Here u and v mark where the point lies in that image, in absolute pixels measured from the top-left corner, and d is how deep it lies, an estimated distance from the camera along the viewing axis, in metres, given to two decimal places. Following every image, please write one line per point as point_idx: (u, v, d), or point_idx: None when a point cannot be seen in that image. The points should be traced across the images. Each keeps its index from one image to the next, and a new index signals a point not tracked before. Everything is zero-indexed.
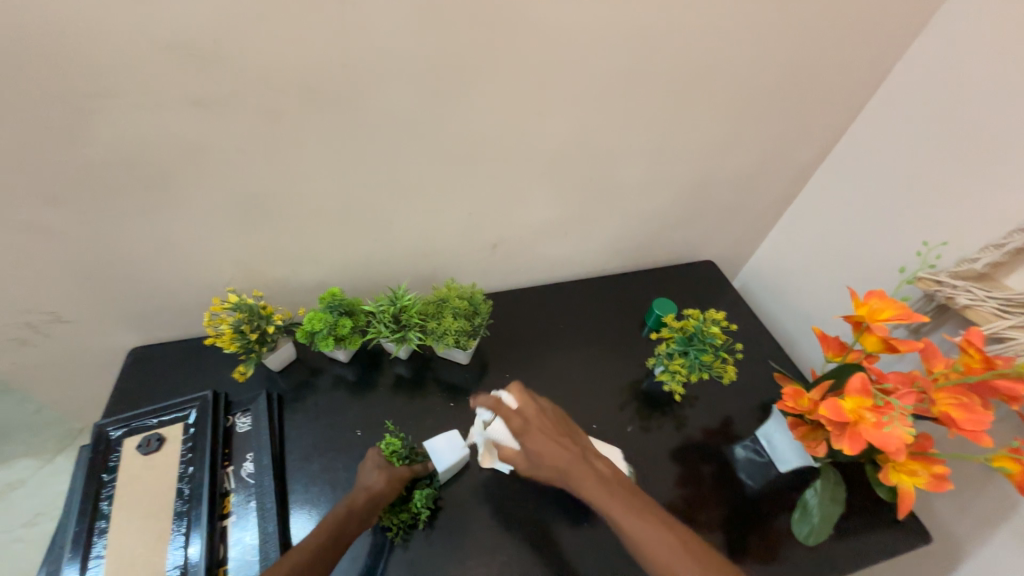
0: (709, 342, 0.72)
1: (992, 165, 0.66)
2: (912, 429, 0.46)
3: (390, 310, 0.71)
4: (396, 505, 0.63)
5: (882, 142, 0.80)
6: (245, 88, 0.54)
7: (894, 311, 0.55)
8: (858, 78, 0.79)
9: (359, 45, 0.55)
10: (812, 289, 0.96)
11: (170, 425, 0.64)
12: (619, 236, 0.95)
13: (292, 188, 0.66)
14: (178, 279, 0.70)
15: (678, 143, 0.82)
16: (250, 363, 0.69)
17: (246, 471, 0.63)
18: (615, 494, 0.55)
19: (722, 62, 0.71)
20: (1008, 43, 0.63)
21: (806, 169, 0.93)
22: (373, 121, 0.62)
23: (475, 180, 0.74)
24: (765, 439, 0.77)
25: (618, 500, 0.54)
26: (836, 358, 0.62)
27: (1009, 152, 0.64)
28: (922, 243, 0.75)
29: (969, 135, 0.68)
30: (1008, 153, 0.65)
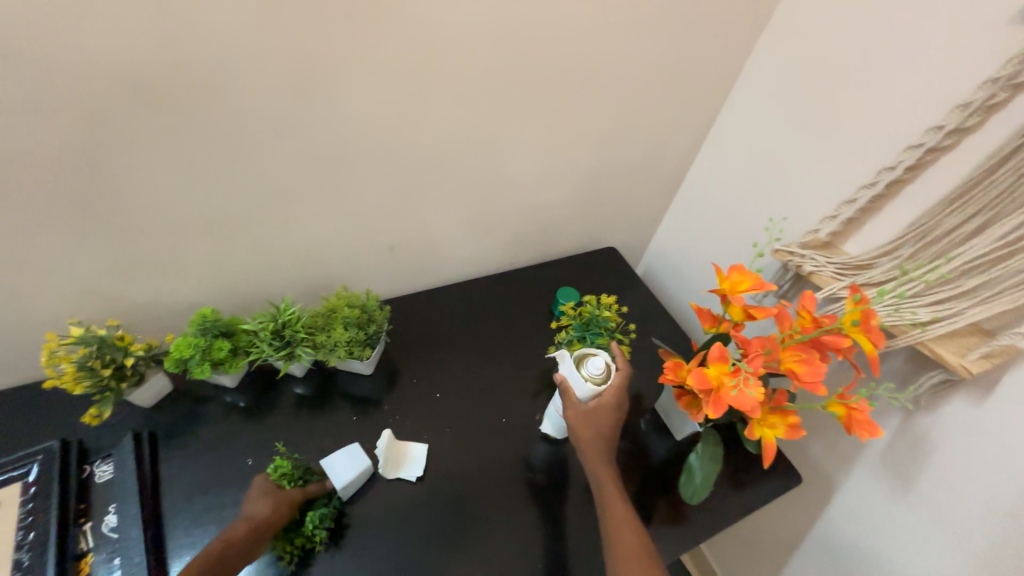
0: (603, 326, 0.74)
1: None
2: (761, 388, 0.52)
3: (275, 327, 0.66)
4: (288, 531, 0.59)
5: (742, 128, 0.89)
6: (54, 88, 0.47)
7: (750, 282, 0.61)
8: (717, 70, 0.86)
9: (195, 38, 0.50)
10: (701, 266, 1.04)
11: (3, 487, 0.54)
12: (521, 229, 0.96)
13: (138, 201, 0.58)
14: (3, 315, 0.60)
15: (564, 134, 0.84)
16: (105, 404, 0.60)
17: (108, 525, 0.55)
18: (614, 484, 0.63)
19: (593, 55, 0.75)
20: (823, 38, 0.72)
21: (687, 156, 1.01)
22: (227, 121, 0.57)
23: (359, 181, 0.71)
24: (662, 412, 0.82)
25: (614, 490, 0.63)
26: (710, 329, 0.67)
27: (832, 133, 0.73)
28: (768, 219, 0.86)
29: (802, 121, 0.77)
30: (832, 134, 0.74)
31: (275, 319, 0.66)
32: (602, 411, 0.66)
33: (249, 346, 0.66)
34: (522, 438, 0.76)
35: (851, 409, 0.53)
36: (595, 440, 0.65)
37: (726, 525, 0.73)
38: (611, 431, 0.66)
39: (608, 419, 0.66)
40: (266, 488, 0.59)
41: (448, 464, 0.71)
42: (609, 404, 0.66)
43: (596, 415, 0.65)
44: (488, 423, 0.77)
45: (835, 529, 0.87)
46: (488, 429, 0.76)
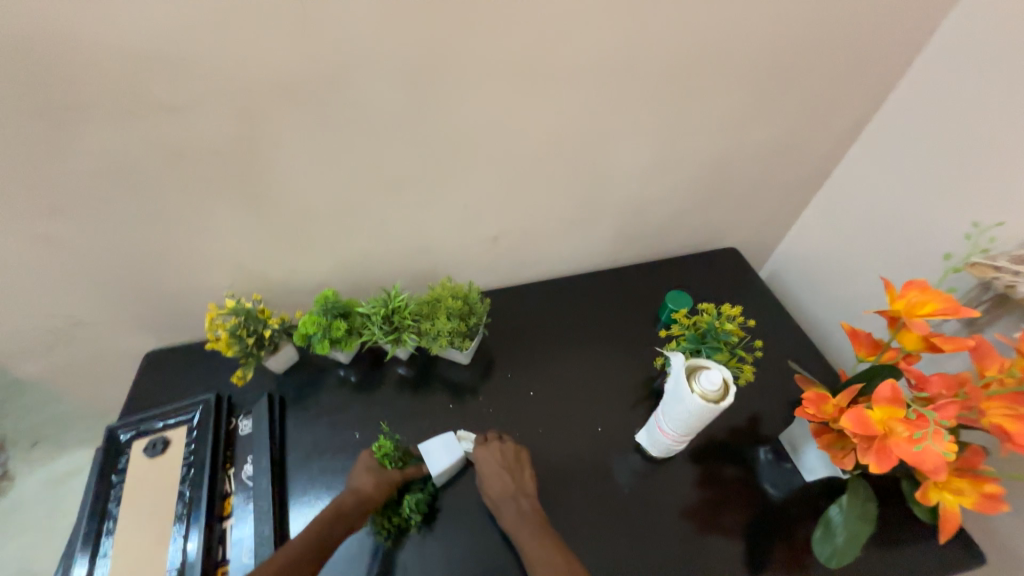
0: (724, 340, 0.65)
1: None
2: (953, 445, 0.40)
3: (390, 310, 0.69)
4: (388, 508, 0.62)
5: (932, 105, 0.70)
6: (219, 92, 0.53)
7: (938, 306, 0.47)
8: (900, 33, 0.68)
9: (330, 37, 0.52)
10: (850, 276, 0.87)
11: (175, 428, 0.65)
12: (630, 224, 0.89)
13: (280, 190, 0.65)
14: (183, 283, 0.72)
15: (689, 122, 0.75)
16: (248, 367, 0.68)
17: (246, 473, 0.64)
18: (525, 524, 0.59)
19: (735, 28, 0.64)
20: None
21: (842, 142, 0.83)
22: (353, 117, 0.60)
23: (468, 173, 0.71)
24: (790, 448, 0.70)
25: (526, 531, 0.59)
26: (868, 357, 0.54)
27: None
28: (970, 224, 0.66)
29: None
30: None
31: (389, 302, 0.70)
32: (481, 463, 0.65)
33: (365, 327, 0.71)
34: (615, 449, 0.72)
35: None
36: (497, 496, 0.62)
37: None
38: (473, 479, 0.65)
39: (488, 465, 0.65)
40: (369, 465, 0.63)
41: (539, 466, 0.70)
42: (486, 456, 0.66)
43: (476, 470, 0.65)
44: (581, 429, 0.74)
45: None
46: (581, 435, 0.73)
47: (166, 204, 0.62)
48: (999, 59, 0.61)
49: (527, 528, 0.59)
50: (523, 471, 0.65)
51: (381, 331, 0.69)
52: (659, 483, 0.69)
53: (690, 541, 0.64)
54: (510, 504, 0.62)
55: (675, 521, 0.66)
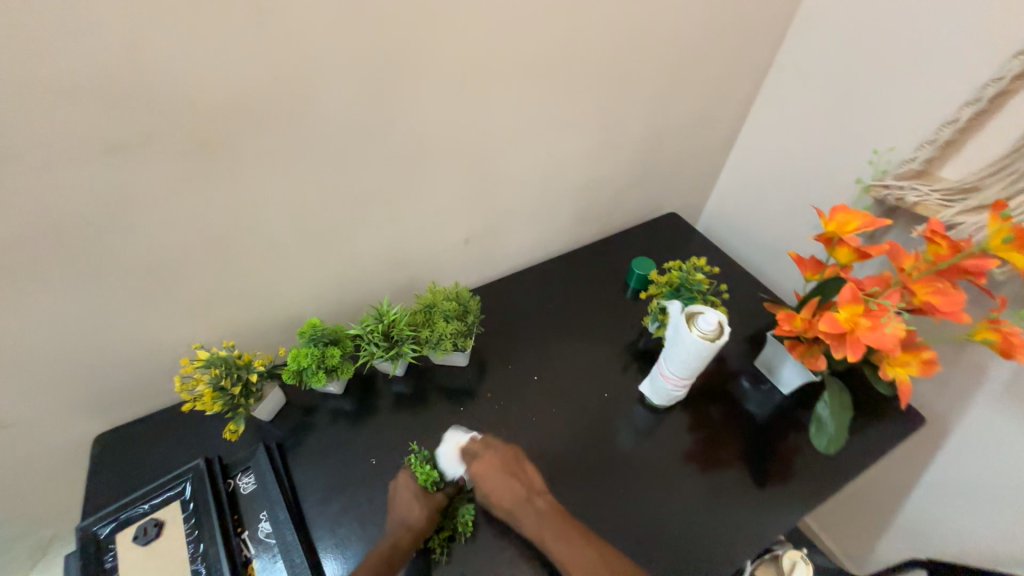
0: (696, 289, 0.73)
1: (909, 71, 0.72)
2: (903, 323, 0.50)
3: (383, 326, 0.67)
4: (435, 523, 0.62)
5: (808, 67, 0.85)
6: (172, 123, 0.48)
7: (860, 221, 0.58)
8: (774, 10, 0.82)
9: (289, 52, 0.50)
10: (770, 220, 1.01)
11: (164, 507, 0.58)
12: (584, 206, 0.95)
13: (242, 223, 0.60)
14: (135, 348, 0.63)
15: (624, 104, 0.83)
16: (239, 420, 0.63)
17: (264, 532, 0.58)
18: (546, 522, 0.61)
19: (652, 16, 0.73)
20: None
21: (743, 107, 0.97)
22: (318, 134, 0.58)
23: (437, 176, 0.72)
24: (765, 369, 0.81)
25: (550, 528, 0.61)
26: (813, 277, 0.64)
27: (922, 56, 0.70)
28: (872, 152, 0.79)
29: (885, 44, 0.73)
30: (920, 58, 0.70)
31: (381, 317, 0.68)
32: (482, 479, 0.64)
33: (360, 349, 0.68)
34: (622, 411, 0.77)
35: (1003, 333, 0.52)
36: (508, 505, 0.63)
37: (847, 475, 0.71)
38: (481, 490, 0.64)
39: (491, 477, 0.64)
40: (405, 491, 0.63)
41: (559, 442, 0.72)
42: (488, 468, 0.65)
43: (480, 482, 0.64)
44: (588, 399, 0.78)
45: (954, 472, 0.83)
46: (589, 405, 0.77)
47: (111, 259, 0.54)
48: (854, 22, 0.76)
49: (548, 525, 0.61)
50: (526, 473, 0.66)
51: (379, 349, 0.67)
52: (667, 430, 0.76)
53: (706, 474, 0.71)
54: (522, 509, 0.62)
55: (690, 461, 0.72)
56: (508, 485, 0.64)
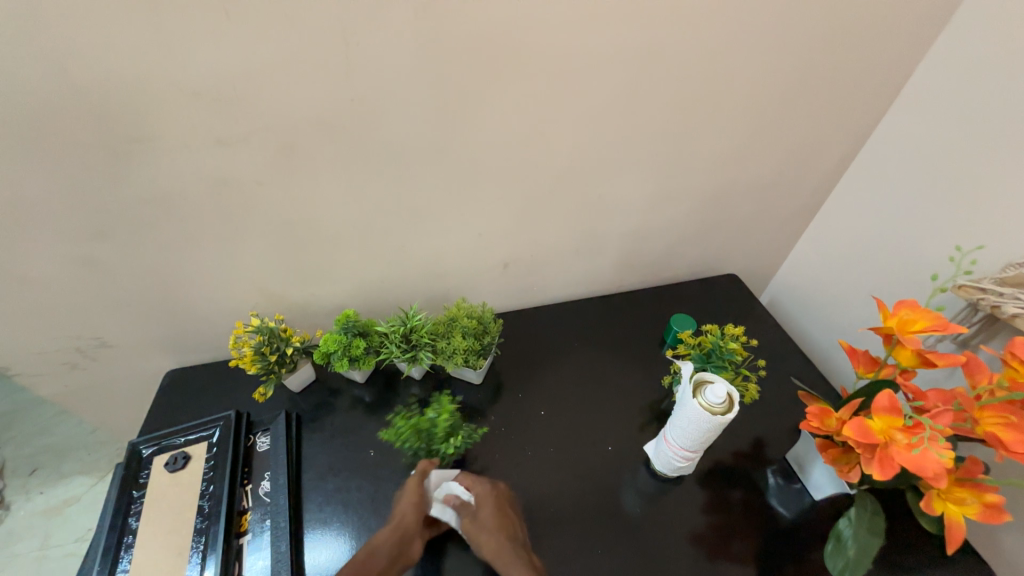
0: (728, 359, 0.68)
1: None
2: (950, 452, 0.43)
3: (408, 327, 0.73)
4: (436, 544, 0.64)
5: (913, 141, 0.77)
6: (265, 127, 0.58)
7: (928, 322, 0.50)
8: (879, 76, 0.76)
9: (366, 82, 0.57)
10: (847, 300, 0.91)
11: (195, 444, 0.67)
12: (634, 250, 0.94)
13: (308, 217, 0.68)
14: (209, 305, 0.75)
15: (690, 157, 0.80)
16: (269, 384, 0.71)
17: (263, 489, 0.65)
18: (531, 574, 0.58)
19: (732, 74, 0.70)
20: None
21: (832, 174, 0.90)
22: (383, 151, 0.64)
23: (486, 202, 0.75)
24: (796, 465, 0.72)
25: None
26: (867, 374, 0.56)
27: None
28: (955, 248, 0.72)
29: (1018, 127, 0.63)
30: None
31: (408, 319, 0.74)
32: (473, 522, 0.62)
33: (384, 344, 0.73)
34: (624, 470, 0.73)
35: None
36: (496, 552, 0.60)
37: None
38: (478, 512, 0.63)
39: (487, 516, 0.63)
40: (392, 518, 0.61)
41: (551, 484, 0.71)
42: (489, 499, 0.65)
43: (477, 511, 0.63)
44: (593, 448, 0.75)
45: None
46: (592, 454, 0.75)
47: (204, 230, 0.65)
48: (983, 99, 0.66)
49: None
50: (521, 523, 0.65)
51: (400, 349, 0.73)
52: (671, 504, 0.70)
53: (701, 565, 0.64)
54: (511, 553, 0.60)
55: (688, 544, 0.66)
56: (501, 526, 0.62)
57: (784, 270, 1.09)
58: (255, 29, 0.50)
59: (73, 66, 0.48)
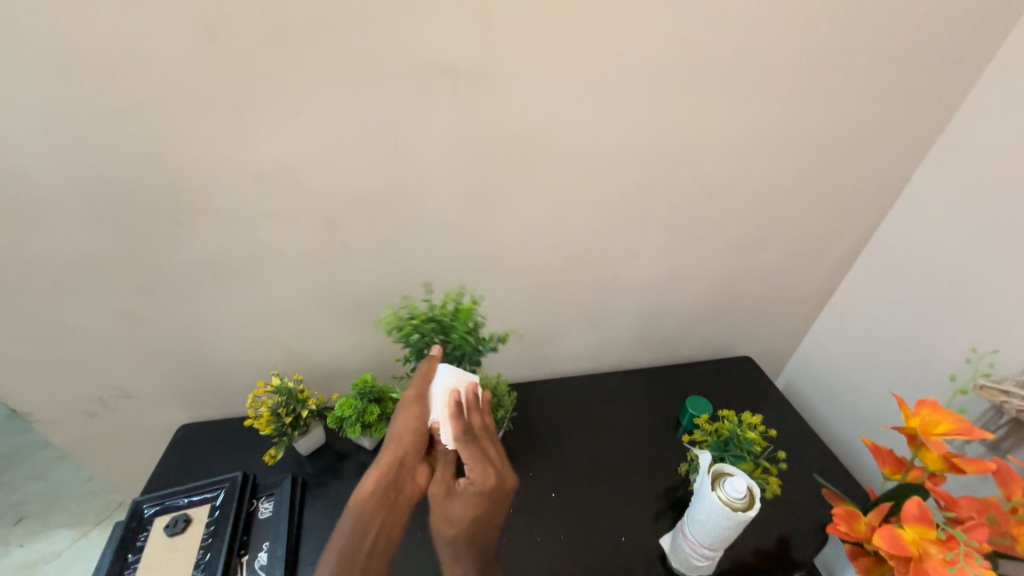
0: (746, 449, 0.66)
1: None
2: (990, 572, 0.40)
3: (463, 335, 0.66)
4: None
5: (920, 240, 0.81)
6: (317, 204, 0.64)
7: (952, 425, 0.49)
8: (878, 181, 0.82)
9: (412, 171, 0.64)
10: (869, 391, 0.90)
11: (198, 506, 0.66)
12: (649, 328, 0.95)
13: (342, 284, 0.73)
14: (235, 361, 0.77)
15: (703, 244, 0.85)
16: (280, 447, 0.71)
17: (259, 562, 0.62)
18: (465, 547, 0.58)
19: (741, 174, 0.77)
20: None
21: (840, 264, 0.93)
22: (420, 228, 0.70)
23: (509, 277, 0.80)
24: (827, 572, 0.68)
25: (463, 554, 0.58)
26: (895, 476, 0.54)
27: None
28: (970, 349, 0.74)
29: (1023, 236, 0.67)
30: None
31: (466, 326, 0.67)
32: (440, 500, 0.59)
33: (428, 332, 0.66)
34: (639, 564, 0.69)
35: None
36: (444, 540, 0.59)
37: None
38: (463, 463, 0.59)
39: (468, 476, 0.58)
40: (387, 464, 0.60)
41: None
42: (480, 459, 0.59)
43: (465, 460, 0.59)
44: (606, 537, 0.71)
45: None
46: (604, 544, 0.71)
47: (245, 292, 0.70)
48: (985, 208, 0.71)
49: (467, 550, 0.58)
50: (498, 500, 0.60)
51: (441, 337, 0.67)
52: None
53: None
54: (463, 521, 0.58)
55: None
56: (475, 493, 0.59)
57: (800, 355, 1.08)
58: (331, 127, 0.59)
59: (161, 149, 0.55)
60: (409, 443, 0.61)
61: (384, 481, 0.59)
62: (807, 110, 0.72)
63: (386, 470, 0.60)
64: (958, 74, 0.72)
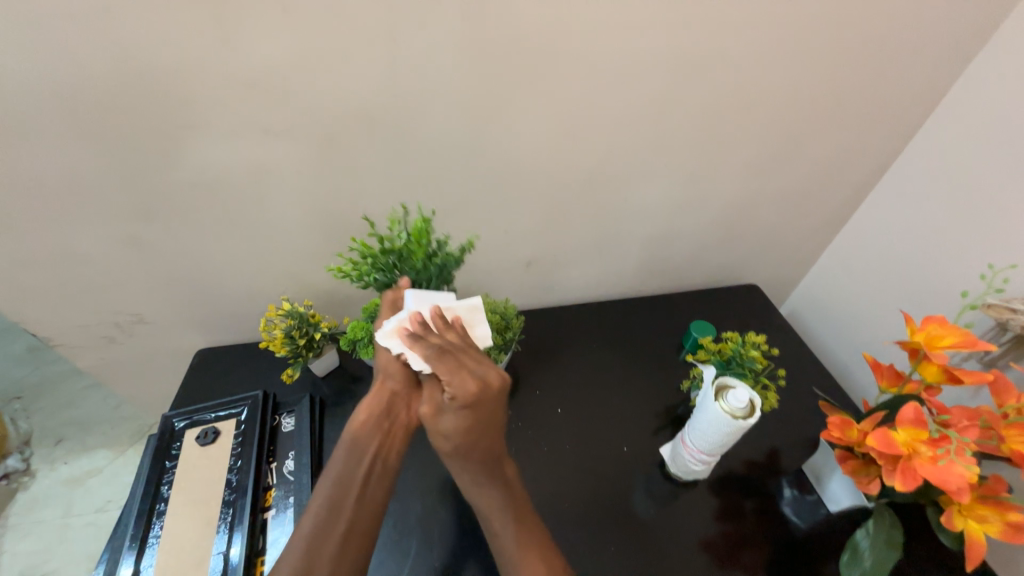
0: (748, 367, 0.68)
1: None
2: (975, 467, 0.43)
3: (420, 258, 0.64)
4: (456, 527, 0.65)
5: (946, 160, 0.77)
6: (309, 118, 0.60)
7: (956, 338, 0.50)
8: (913, 94, 0.76)
9: (409, 79, 0.59)
10: (873, 315, 0.91)
11: (224, 420, 0.70)
12: (656, 255, 0.94)
13: (345, 208, 0.71)
14: (243, 288, 0.78)
15: (718, 165, 0.81)
16: (296, 367, 0.73)
17: (287, 468, 0.67)
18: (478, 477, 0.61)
19: (766, 86, 0.71)
20: None
21: (859, 187, 0.90)
22: (421, 147, 0.66)
23: (515, 200, 0.77)
24: (812, 475, 0.72)
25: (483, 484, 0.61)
26: (891, 389, 0.56)
27: None
28: (987, 266, 0.72)
29: None
30: None
31: (422, 246, 0.64)
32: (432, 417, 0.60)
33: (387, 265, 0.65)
34: (638, 472, 0.74)
35: None
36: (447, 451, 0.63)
37: None
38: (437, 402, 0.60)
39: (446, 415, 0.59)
40: (381, 394, 0.64)
41: (567, 481, 0.72)
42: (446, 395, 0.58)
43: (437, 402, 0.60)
44: (609, 448, 0.76)
45: None
46: (607, 455, 0.75)
47: (246, 215, 0.68)
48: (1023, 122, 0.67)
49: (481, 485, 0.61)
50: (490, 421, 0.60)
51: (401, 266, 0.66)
52: (685, 507, 0.70)
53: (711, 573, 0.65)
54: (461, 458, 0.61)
55: (697, 550, 0.66)
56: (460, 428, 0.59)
57: (807, 282, 1.08)
58: (317, 29, 0.53)
59: (137, 57, 0.51)
60: (396, 374, 0.64)
61: (377, 411, 0.63)
62: (847, 7, 0.64)
63: (379, 400, 0.63)
64: None
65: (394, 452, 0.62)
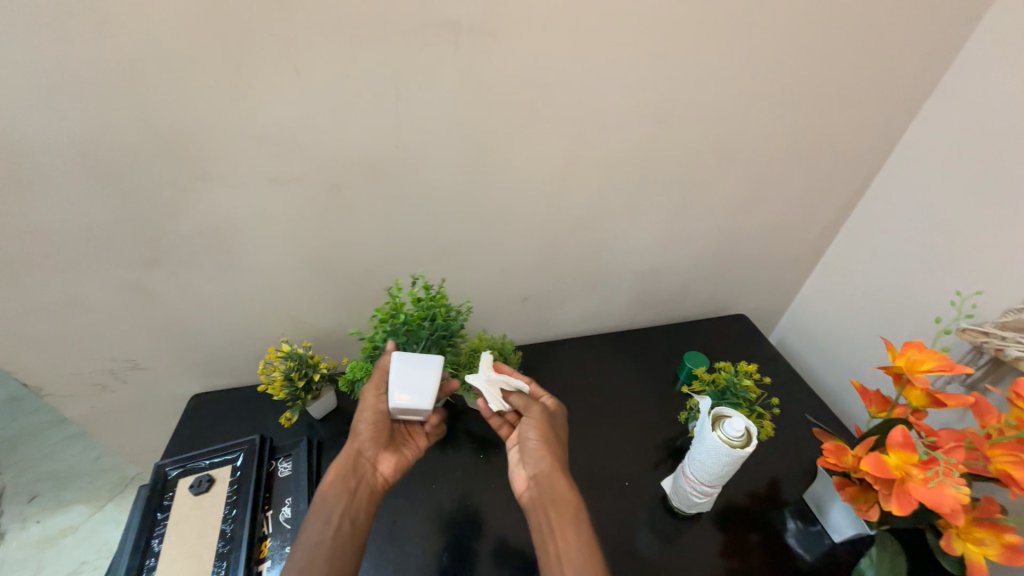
0: (742, 396, 0.70)
1: (1009, 220, 0.69)
2: (965, 487, 0.44)
3: (414, 321, 0.68)
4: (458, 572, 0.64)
5: (910, 194, 0.83)
6: (318, 167, 0.63)
7: (935, 362, 0.52)
8: (874, 136, 0.83)
9: (412, 130, 0.63)
10: (858, 341, 0.94)
11: (219, 467, 0.69)
12: (647, 288, 0.98)
13: (348, 250, 0.73)
14: (242, 331, 0.78)
15: (702, 203, 0.86)
16: (295, 410, 0.73)
17: (284, 516, 0.65)
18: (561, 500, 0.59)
19: (741, 131, 0.77)
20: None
21: (834, 221, 0.95)
22: (422, 192, 0.70)
23: (510, 239, 0.80)
24: (814, 504, 0.72)
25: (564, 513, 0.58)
26: (880, 413, 0.58)
27: None
28: (955, 293, 0.77)
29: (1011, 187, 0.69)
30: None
31: (420, 311, 0.69)
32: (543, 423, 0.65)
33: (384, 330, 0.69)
34: (642, 507, 0.73)
35: None
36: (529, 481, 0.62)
37: None
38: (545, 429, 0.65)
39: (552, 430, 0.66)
40: (347, 455, 0.61)
41: None
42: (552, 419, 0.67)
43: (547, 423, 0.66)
44: (611, 484, 0.76)
45: None
46: (609, 491, 0.75)
47: (251, 259, 0.70)
48: (974, 161, 0.73)
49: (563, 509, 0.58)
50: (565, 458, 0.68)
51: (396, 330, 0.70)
52: (691, 543, 0.70)
53: None
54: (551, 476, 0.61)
55: None
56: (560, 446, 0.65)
57: (793, 311, 1.12)
58: (330, 89, 0.58)
59: (159, 116, 0.54)
60: (365, 432, 0.62)
61: (343, 470, 0.60)
62: (807, 64, 0.71)
63: (346, 459, 0.61)
64: (955, 25, 0.72)
65: (363, 515, 0.58)
